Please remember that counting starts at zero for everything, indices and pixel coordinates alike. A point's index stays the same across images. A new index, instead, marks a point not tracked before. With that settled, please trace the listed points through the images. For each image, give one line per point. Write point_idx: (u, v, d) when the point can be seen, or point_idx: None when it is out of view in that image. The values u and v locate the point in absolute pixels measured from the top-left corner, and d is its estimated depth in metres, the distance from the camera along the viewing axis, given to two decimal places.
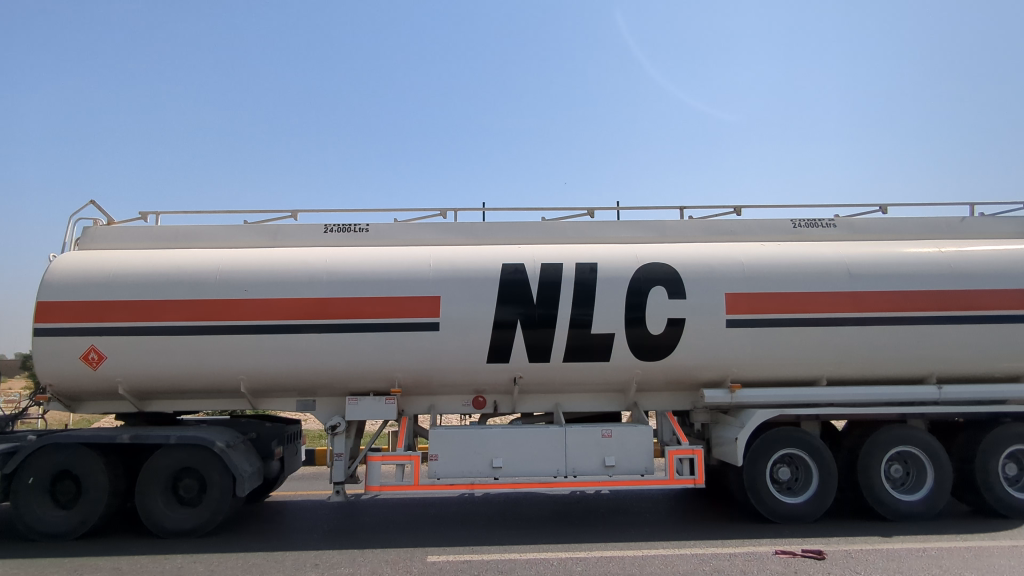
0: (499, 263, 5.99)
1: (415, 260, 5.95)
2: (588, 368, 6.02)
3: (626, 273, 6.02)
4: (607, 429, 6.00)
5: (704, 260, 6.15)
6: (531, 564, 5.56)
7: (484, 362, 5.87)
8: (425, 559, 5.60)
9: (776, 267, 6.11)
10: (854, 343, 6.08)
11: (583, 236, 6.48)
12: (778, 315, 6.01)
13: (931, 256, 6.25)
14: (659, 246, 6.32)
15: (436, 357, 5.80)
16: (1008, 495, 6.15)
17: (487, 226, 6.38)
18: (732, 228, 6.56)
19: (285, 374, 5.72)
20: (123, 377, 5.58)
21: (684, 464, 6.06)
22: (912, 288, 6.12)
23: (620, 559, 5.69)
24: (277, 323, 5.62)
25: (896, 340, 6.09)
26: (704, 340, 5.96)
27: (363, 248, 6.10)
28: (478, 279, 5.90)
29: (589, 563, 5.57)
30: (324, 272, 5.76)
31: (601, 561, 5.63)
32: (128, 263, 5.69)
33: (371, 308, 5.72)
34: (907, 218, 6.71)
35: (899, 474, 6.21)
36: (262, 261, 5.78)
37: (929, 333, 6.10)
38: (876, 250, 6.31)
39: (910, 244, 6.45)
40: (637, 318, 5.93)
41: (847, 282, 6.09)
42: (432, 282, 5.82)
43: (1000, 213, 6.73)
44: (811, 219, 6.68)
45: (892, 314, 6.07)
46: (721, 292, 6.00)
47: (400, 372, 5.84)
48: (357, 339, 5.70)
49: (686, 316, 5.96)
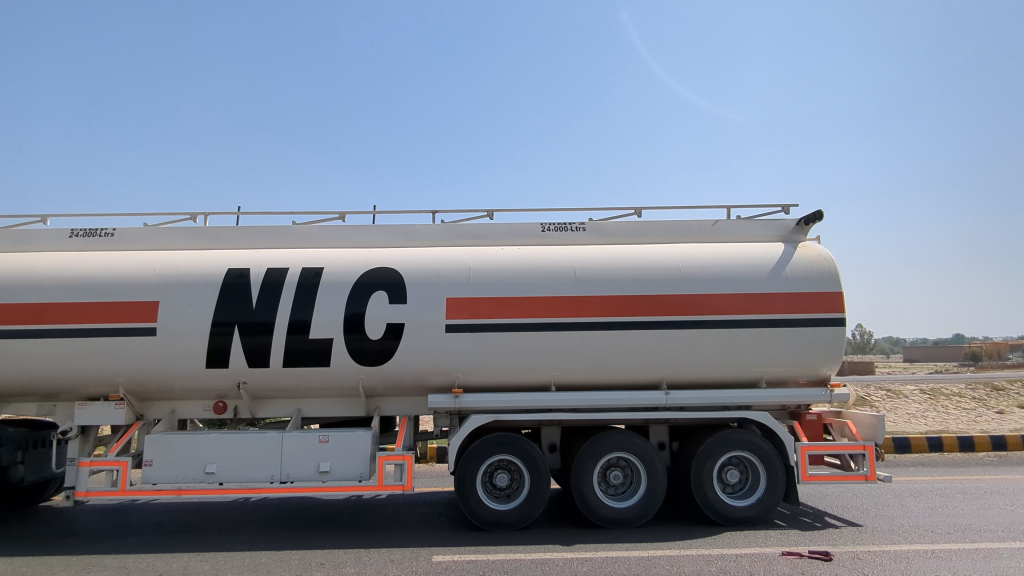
0: (365, 270, 6.24)
1: (292, 266, 6.24)
2: (420, 372, 6.16)
3: (433, 277, 6.21)
4: (322, 435, 6.03)
5: (507, 265, 6.30)
6: (537, 564, 5.86)
7: (345, 365, 6.09)
8: (431, 559, 5.97)
9: (571, 271, 6.28)
10: (650, 347, 6.17)
11: (410, 240, 6.64)
12: (574, 318, 6.14)
13: (720, 260, 6.40)
14: (468, 250, 6.49)
15: (304, 361, 6.04)
16: (714, 500, 6.27)
17: (354, 230, 6.64)
18: (546, 234, 6.74)
19: (160, 376, 6.02)
20: (19, 376, 5.95)
21: (396, 471, 6.02)
22: (707, 292, 6.22)
23: (542, 566, 5.84)
24: (155, 327, 5.95)
25: (692, 343, 6.17)
26: (509, 344, 6.09)
27: (246, 253, 6.40)
28: (346, 284, 6.16)
29: (595, 563, 5.87)
30: (202, 279, 6.10)
31: (522, 567, 5.79)
32: (26, 268, 6.07)
33: (244, 313, 6.02)
34: (660, 220, 6.84)
35: (613, 481, 6.35)
36: (149, 268, 6.15)
37: (726, 336, 6.19)
38: (682, 253, 6.49)
39: (711, 247, 6.61)
40: (442, 323, 6.08)
41: (643, 285, 6.24)
42: (302, 287, 6.11)
43: (753, 217, 6.88)
44: (565, 222, 6.81)
45: (686, 318, 6.17)
46: (517, 296, 6.15)
47: (274, 375, 6.09)
48: (229, 342, 5.98)
49: (493, 319, 6.11)
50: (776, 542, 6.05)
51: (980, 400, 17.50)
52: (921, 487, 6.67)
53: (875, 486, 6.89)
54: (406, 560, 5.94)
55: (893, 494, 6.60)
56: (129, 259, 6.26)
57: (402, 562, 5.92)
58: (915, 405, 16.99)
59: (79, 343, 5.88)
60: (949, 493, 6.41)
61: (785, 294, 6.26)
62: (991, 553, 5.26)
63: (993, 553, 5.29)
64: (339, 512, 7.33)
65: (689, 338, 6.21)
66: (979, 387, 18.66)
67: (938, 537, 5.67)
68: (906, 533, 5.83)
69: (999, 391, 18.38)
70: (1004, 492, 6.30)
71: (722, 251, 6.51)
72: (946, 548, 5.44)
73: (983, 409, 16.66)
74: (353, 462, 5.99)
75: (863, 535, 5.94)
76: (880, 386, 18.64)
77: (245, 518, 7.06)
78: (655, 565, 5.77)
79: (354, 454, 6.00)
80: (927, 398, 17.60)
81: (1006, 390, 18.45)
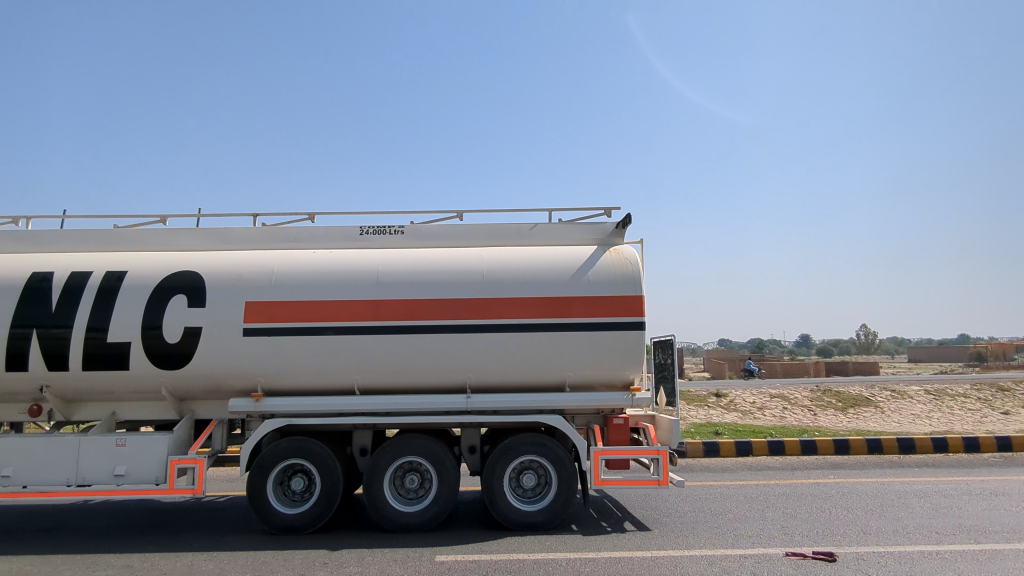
0: (403, 268, 6.38)
1: (336, 264, 6.40)
2: (371, 377, 6.26)
3: (299, 283, 6.26)
4: (119, 437, 5.99)
5: (347, 271, 6.36)
6: (540, 564, 5.88)
7: (392, 365, 6.22)
8: (433, 559, 5.96)
9: (407, 275, 6.31)
10: (488, 351, 6.21)
11: (296, 243, 6.73)
12: (414, 322, 6.17)
13: (541, 264, 6.43)
14: (322, 254, 6.54)
15: (352, 360, 6.19)
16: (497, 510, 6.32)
17: (378, 235, 6.75)
18: (408, 237, 6.78)
19: (215, 375, 6.21)
20: (81, 375, 6.17)
21: (190, 473, 6.00)
22: (529, 296, 6.27)
23: (545, 566, 5.85)
24: (209, 327, 6.14)
25: (522, 347, 6.22)
26: (364, 348, 6.15)
27: (295, 252, 6.59)
28: (390, 283, 6.30)
29: (598, 563, 5.89)
30: (253, 279, 6.28)
31: (525, 567, 5.79)
32: (82, 271, 6.32)
33: (292, 313, 6.19)
34: (487, 225, 6.85)
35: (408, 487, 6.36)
36: (202, 269, 6.35)
37: (557, 340, 6.24)
38: (513, 255, 6.52)
39: (535, 251, 6.63)
40: (305, 328, 6.16)
41: (474, 289, 6.27)
42: (343, 287, 6.26)
43: (583, 219, 6.90)
44: (382, 226, 6.82)
45: (518, 322, 6.21)
46: (357, 299, 6.21)
47: (323, 376, 6.25)
48: (280, 342, 6.16)
49: (355, 323, 6.17)
50: (779, 544, 6.04)
51: (985, 400, 17.41)
52: (926, 488, 6.64)
53: (879, 487, 6.87)
54: (408, 559, 5.92)
55: (897, 495, 6.58)
56: (161, 261, 6.45)
57: (404, 561, 5.92)
58: (919, 405, 16.92)
59: (119, 344, 6.09)
60: (953, 494, 6.38)
61: (649, 297, 6.29)
62: (997, 555, 5.23)
63: (999, 554, 5.26)
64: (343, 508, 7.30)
65: (556, 340, 6.24)
66: (985, 387, 18.55)
67: (943, 538, 5.63)
68: (910, 534, 5.81)
69: (1004, 391, 18.28)
70: (1009, 492, 6.27)
71: (548, 253, 6.57)
72: (951, 549, 5.41)
73: (987, 410, 16.58)
74: (149, 465, 5.98)
75: (867, 536, 5.91)
76: (885, 386, 18.57)
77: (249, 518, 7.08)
78: (657, 565, 5.78)
79: (147, 459, 5.97)
80: (932, 398, 17.52)
81: (1011, 390, 18.36)
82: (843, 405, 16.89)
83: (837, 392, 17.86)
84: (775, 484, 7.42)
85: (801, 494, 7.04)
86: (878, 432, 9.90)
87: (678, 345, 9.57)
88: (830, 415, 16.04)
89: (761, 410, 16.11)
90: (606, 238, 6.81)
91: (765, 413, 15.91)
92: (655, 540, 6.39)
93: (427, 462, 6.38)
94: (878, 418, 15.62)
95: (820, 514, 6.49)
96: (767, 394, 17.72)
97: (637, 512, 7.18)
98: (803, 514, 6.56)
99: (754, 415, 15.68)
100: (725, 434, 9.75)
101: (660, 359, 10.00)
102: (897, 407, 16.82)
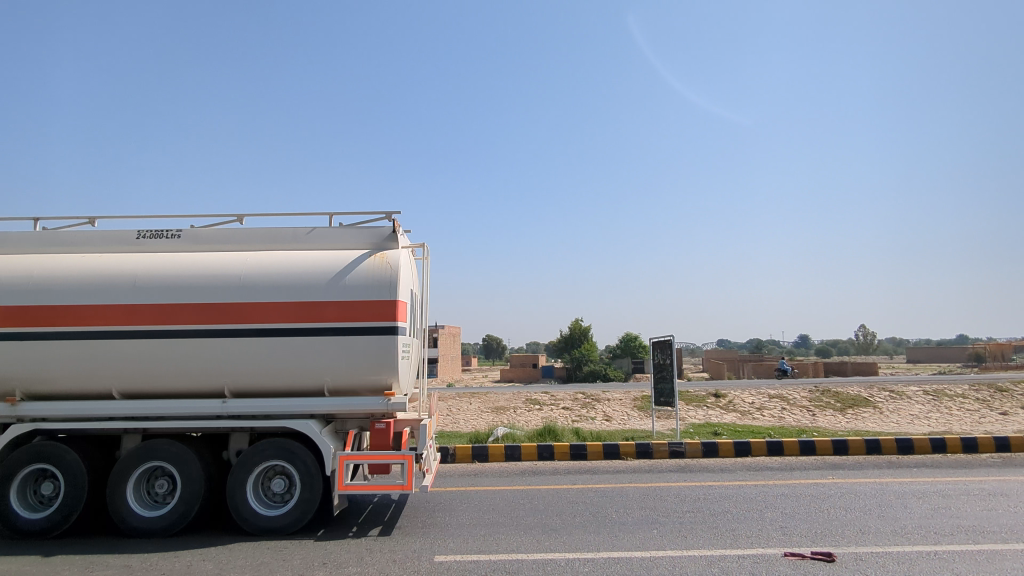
0: (330, 266, 6.43)
1: (261, 265, 6.45)
2: (215, 375, 6.28)
3: (115, 284, 6.29)
4: None
5: (148, 272, 6.39)
6: (539, 564, 5.91)
7: (365, 364, 6.27)
8: (432, 560, 6.04)
9: (176, 279, 6.33)
10: (272, 355, 6.23)
11: (134, 247, 6.78)
12: (206, 325, 6.20)
13: (280, 266, 6.43)
14: (129, 257, 6.60)
15: (340, 361, 6.25)
16: (252, 514, 6.20)
17: (339, 235, 6.79)
18: (222, 237, 6.79)
19: (217, 374, 6.28)
20: (85, 375, 6.24)
21: None
22: (260, 299, 6.27)
23: (544, 566, 5.86)
24: (212, 327, 6.23)
25: (280, 350, 6.23)
26: (169, 352, 6.18)
27: (302, 253, 6.65)
28: (341, 282, 6.33)
29: (596, 563, 5.90)
30: (246, 277, 6.34)
31: (525, 567, 5.81)
32: (77, 271, 6.38)
33: (292, 313, 6.25)
34: (257, 228, 6.86)
35: (159, 490, 6.26)
36: (202, 268, 6.41)
37: (308, 344, 6.24)
38: (257, 261, 6.51)
39: (274, 254, 6.62)
40: (131, 331, 6.19)
41: (225, 292, 6.28)
42: (336, 287, 6.30)
43: (362, 224, 6.85)
44: (160, 231, 6.85)
45: (258, 326, 6.23)
46: (150, 300, 6.25)
47: (326, 376, 6.31)
48: (273, 342, 6.22)
49: (168, 325, 6.20)
50: (778, 544, 6.05)
51: (983, 401, 17.45)
52: (924, 489, 6.65)
53: (877, 487, 6.88)
54: (408, 561, 6.00)
55: (896, 495, 6.59)
56: (184, 261, 6.51)
57: (404, 562, 5.96)
58: (917, 406, 16.95)
59: (141, 344, 6.20)
60: (952, 494, 6.39)
61: (332, 302, 6.27)
62: (996, 555, 5.23)
63: (997, 555, 5.26)
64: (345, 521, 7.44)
65: (297, 345, 6.24)
66: (983, 387, 18.59)
67: (941, 538, 5.64)
68: (908, 534, 5.82)
69: (1002, 391, 18.33)
70: (1007, 493, 6.27)
71: (330, 257, 6.57)
72: (950, 549, 5.42)
73: (985, 410, 16.62)
74: None
75: (866, 536, 5.92)
76: (883, 386, 18.60)
77: None
78: (656, 565, 5.79)
79: None
80: (930, 398, 17.56)
81: (1008, 390, 18.41)
82: (841, 405, 16.93)
83: (835, 392, 17.89)
84: (774, 484, 7.43)
85: (800, 494, 7.06)
86: (877, 432, 9.93)
87: (677, 346, 9.60)
88: (828, 415, 16.08)
89: (759, 410, 16.14)
90: (380, 240, 6.74)
91: (764, 413, 15.94)
92: (654, 540, 6.40)
93: (169, 466, 6.22)
94: (877, 418, 15.66)
95: (818, 514, 6.50)
96: (766, 394, 17.75)
97: (636, 512, 7.19)
98: (802, 514, 6.57)
99: (752, 415, 15.71)
100: (724, 434, 9.78)
101: (659, 360, 10.03)
102: (895, 407, 16.86)
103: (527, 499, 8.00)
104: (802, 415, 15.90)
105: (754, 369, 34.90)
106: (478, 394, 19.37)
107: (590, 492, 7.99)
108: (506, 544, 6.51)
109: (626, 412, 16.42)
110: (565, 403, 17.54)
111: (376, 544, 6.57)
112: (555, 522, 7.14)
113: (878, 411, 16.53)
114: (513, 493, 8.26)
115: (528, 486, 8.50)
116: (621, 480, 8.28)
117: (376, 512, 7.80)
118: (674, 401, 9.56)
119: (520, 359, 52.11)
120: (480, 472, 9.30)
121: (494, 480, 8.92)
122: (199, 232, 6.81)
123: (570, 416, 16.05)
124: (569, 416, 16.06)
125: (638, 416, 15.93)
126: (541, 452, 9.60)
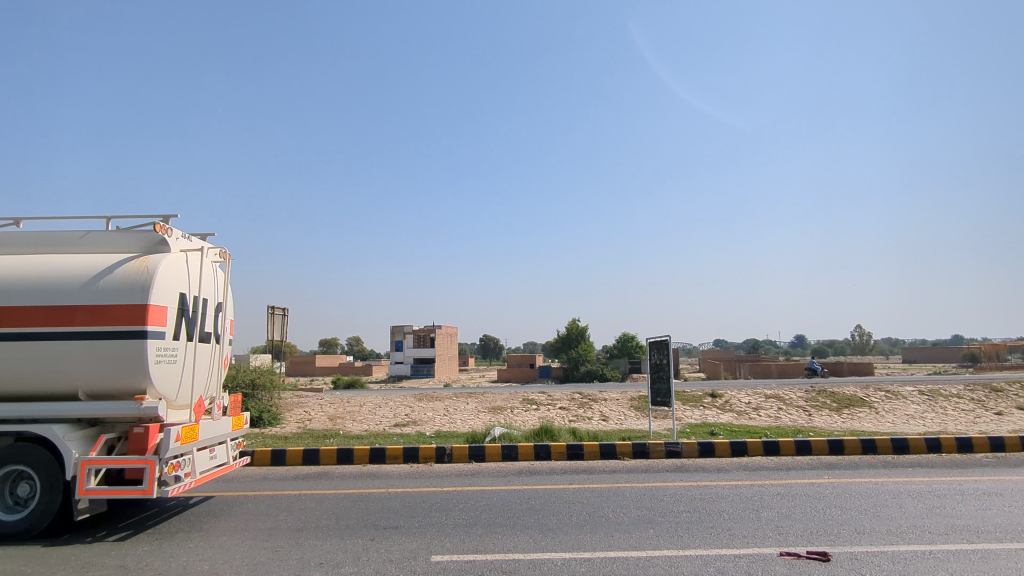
0: (37, 270, 6.11)
1: (80, 269, 6.11)
2: None
3: None
4: None
5: None
6: (536, 564, 5.91)
7: (111, 370, 5.90)
8: (429, 559, 6.05)
9: None
10: (31, 360, 5.90)
11: None
12: None
13: (47, 270, 6.10)
14: None
15: (99, 365, 5.90)
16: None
17: (120, 238, 6.43)
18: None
19: (26, 380, 5.98)
20: None
21: None
22: (24, 303, 5.94)
23: (540, 566, 5.87)
24: (28, 330, 5.90)
25: (31, 358, 5.89)
26: None
27: (43, 257, 6.31)
28: (56, 287, 5.99)
29: (593, 563, 5.91)
30: (71, 279, 6.02)
31: (521, 567, 5.82)
32: None
33: (93, 315, 5.89)
34: (37, 231, 6.52)
35: None
36: (42, 269, 6.10)
37: (70, 349, 5.89)
38: (32, 263, 6.19)
39: (37, 257, 6.29)
40: None
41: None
42: (76, 292, 5.97)
43: (138, 228, 6.49)
44: None
45: (24, 331, 5.90)
46: None
47: (78, 380, 5.96)
48: (71, 346, 5.89)
49: None
50: (773, 543, 6.06)
51: (978, 400, 17.52)
52: (919, 488, 6.67)
53: (872, 487, 6.90)
54: (404, 561, 6.00)
55: (891, 495, 6.61)
56: (42, 264, 6.19)
57: (400, 562, 5.97)
58: (913, 406, 17.00)
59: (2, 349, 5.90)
60: (946, 494, 6.41)
61: (85, 305, 5.93)
62: (990, 554, 5.25)
63: (991, 554, 5.28)
64: (341, 521, 7.40)
65: (65, 349, 5.91)
66: (978, 387, 18.65)
67: (936, 538, 5.66)
68: (903, 533, 5.84)
69: (997, 391, 18.40)
70: (1001, 492, 6.30)
71: (96, 259, 6.22)
72: (944, 549, 5.44)
73: (980, 410, 16.69)
74: None
75: (860, 535, 5.94)
76: (879, 386, 18.65)
77: (249, 527, 7.17)
78: (652, 565, 5.80)
79: None
80: (925, 398, 17.61)
81: (1003, 390, 18.49)
82: (837, 405, 16.97)
83: (831, 392, 17.93)
84: (770, 484, 7.44)
85: (796, 493, 7.07)
86: (872, 432, 9.95)
87: (674, 346, 9.60)
88: (824, 414, 16.12)
89: (756, 410, 16.16)
90: (151, 245, 6.42)
91: (760, 413, 15.96)
92: (650, 540, 6.42)
93: None
94: (873, 418, 15.70)
95: (814, 514, 6.52)
96: (762, 394, 17.78)
97: (633, 512, 7.20)
98: (797, 513, 6.59)
99: (749, 415, 15.74)
100: (720, 434, 9.79)
101: (656, 359, 10.03)
102: (890, 407, 16.91)
103: (524, 499, 8.00)
104: (799, 415, 15.94)
105: (750, 369, 34.98)
106: (474, 394, 19.36)
107: (587, 492, 7.99)
108: (503, 544, 6.50)
109: (622, 411, 16.43)
110: (562, 403, 17.54)
111: (373, 544, 6.55)
112: (552, 522, 7.15)
113: (874, 411, 16.58)
114: (510, 493, 8.27)
115: (525, 486, 8.50)
116: (617, 480, 8.29)
117: (373, 512, 7.80)
118: (670, 401, 9.57)
119: (518, 359, 52.10)
120: (476, 471, 9.31)
121: (491, 480, 8.92)
122: (82, 239, 6.48)
123: (568, 416, 16.05)
124: (566, 416, 16.06)
125: (635, 416, 15.94)
126: (538, 452, 9.60)
